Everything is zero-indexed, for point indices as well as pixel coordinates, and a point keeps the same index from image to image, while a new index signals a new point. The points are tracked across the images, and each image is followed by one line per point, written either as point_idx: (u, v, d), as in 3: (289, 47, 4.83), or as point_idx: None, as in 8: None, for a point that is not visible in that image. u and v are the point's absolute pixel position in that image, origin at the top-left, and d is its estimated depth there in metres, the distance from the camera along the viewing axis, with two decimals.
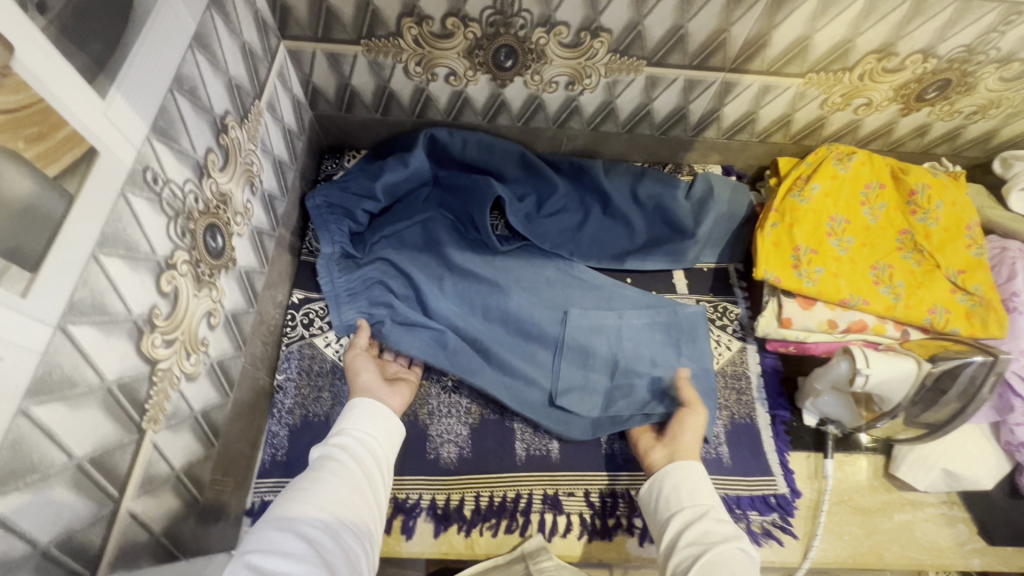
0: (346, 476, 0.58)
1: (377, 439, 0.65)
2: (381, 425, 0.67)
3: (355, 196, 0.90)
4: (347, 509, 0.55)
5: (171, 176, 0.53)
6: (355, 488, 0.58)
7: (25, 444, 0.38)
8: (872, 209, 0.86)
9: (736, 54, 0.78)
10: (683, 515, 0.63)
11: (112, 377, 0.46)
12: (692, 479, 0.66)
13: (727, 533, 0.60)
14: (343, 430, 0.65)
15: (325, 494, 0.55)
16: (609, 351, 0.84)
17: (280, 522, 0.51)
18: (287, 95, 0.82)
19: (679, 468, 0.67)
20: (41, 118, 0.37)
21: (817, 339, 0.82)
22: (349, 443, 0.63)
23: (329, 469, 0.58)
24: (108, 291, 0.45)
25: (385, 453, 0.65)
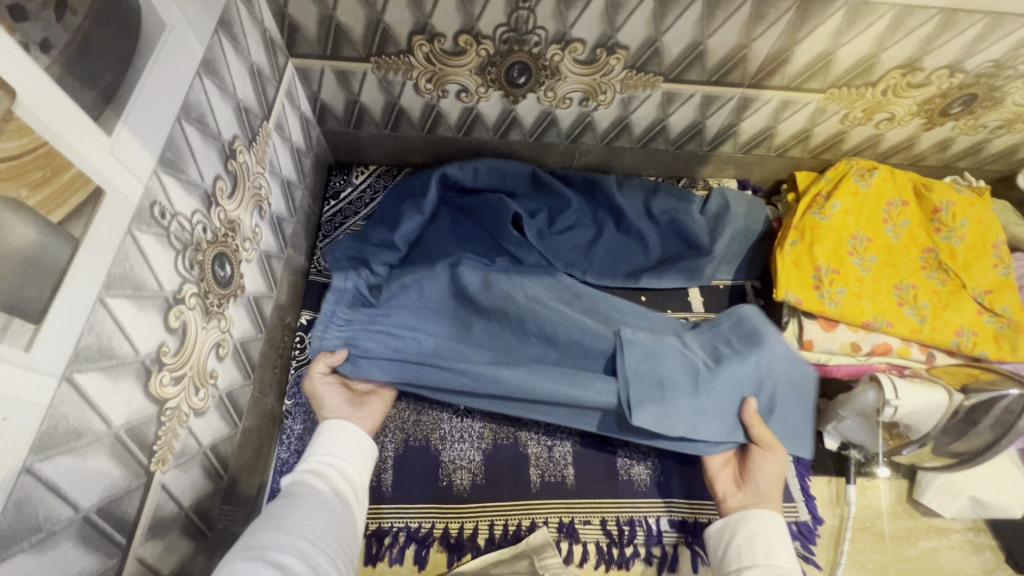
0: (319, 501, 0.57)
1: (349, 464, 0.65)
2: (355, 449, 0.66)
3: (373, 247, 0.86)
4: (321, 532, 0.53)
5: (179, 209, 0.51)
6: (329, 512, 0.56)
7: (30, 503, 0.36)
8: (894, 227, 0.84)
9: (756, 70, 0.76)
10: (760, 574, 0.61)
11: (120, 422, 0.44)
12: (772, 535, 0.63)
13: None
14: (314, 459, 0.64)
15: (299, 518, 0.53)
16: (681, 367, 0.73)
17: (250, 547, 0.48)
18: (295, 113, 0.80)
19: (755, 521, 0.64)
20: (45, 162, 0.35)
21: (840, 362, 0.79)
22: (324, 470, 0.62)
23: (300, 495, 0.57)
24: (115, 333, 0.43)
25: (357, 478, 0.64)
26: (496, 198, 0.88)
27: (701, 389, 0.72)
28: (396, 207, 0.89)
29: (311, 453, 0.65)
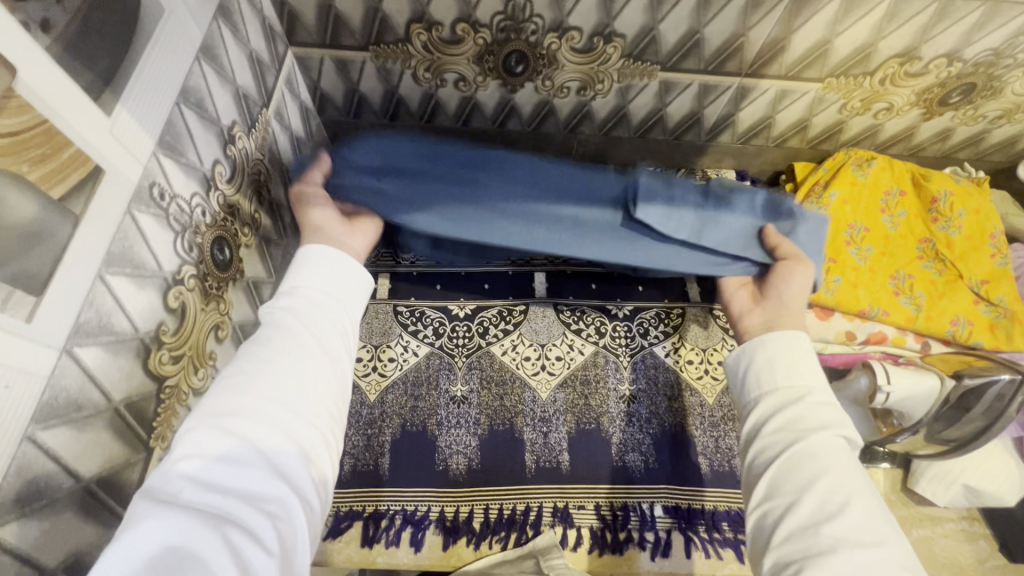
0: (302, 347, 0.48)
1: (334, 292, 0.54)
2: (351, 273, 0.57)
3: None
4: (302, 391, 0.45)
5: (178, 191, 0.52)
6: (310, 360, 0.48)
7: (31, 470, 0.37)
8: (892, 217, 0.84)
9: (753, 59, 0.76)
10: (785, 396, 0.54)
11: (119, 398, 0.45)
12: (802, 350, 0.56)
13: (824, 417, 0.51)
14: (307, 284, 0.54)
15: (272, 373, 0.45)
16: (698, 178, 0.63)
17: (215, 417, 0.42)
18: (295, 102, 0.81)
19: (776, 341, 0.57)
20: (44, 139, 0.36)
21: (835, 351, 0.79)
22: (301, 305, 0.52)
23: (273, 342, 0.48)
24: (115, 310, 0.44)
25: (345, 304, 0.55)
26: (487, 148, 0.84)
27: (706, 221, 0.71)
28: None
29: (299, 274, 0.55)
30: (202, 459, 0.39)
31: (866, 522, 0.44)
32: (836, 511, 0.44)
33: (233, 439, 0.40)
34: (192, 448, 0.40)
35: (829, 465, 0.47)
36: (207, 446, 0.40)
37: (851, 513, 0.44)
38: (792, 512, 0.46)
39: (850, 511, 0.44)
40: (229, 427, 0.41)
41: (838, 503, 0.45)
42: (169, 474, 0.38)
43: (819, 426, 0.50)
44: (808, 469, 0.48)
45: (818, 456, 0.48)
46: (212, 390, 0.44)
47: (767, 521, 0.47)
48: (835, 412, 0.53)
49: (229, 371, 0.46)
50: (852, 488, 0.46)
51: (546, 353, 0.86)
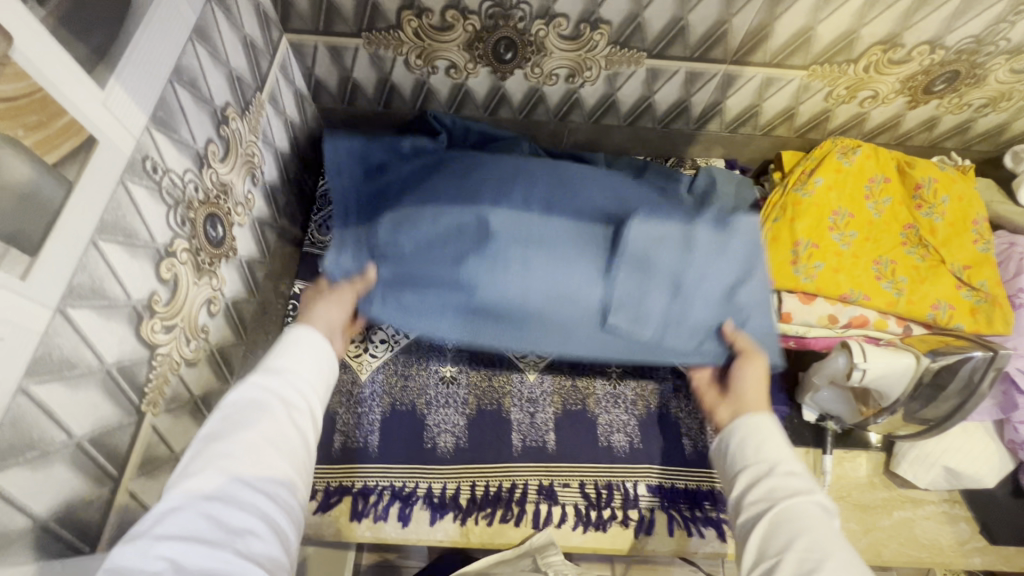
0: (274, 426, 0.48)
1: (306, 371, 0.54)
2: (316, 348, 0.57)
3: None
4: (272, 472, 0.46)
5: (170, 166, 0.54)
6: (281, 441, 0.48)
7: (25, 421, 0.39)
8: (876, 204, 0.85)
9: (738, 46, 0.78)
10: (758, 468, 0.54)
11: (112, 360, 0.48)
12: (768, 423, 0.57)
13: (800, 487, 0.51)
14: (273, 359, 0.54)
15: (242, 453, 0.45)
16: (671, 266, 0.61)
17: (183, 499, 0.42)
18: (291, 88, 0.83)
19: (748, 422, 0.57)
20: (39, 107, 0.38)
21: (817, 334, 0.81)
22: (275, 377, 0.52)
23: (242, 420, 0.47)
24: (108, 276, 0.46)
25: (316, 379, 0.55)
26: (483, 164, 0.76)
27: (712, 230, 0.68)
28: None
29: (271, 354, 0.55)
30: (169, 539, 0.39)
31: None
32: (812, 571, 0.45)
33: (202, 519, 0.41)
34: (158, 530, 0.40)
35: (806, 527, 0.47)
36: (175, 527, 0.40)
37: (829, 570, 0.44)
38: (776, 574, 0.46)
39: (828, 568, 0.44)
40: (198, 508, 0.41)
41: (815, 562, 0.45)
42: (135, 558, 0.39)
43: (793, 494, 0.51)
44: (789, 534, 0.48)
45: (796, 520, 0.48)
46: (178, 472, 0.44)
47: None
48: (808, 477, 0.53)
49: (194, 451, 0.46)
50: (830, 548, 0.46)
51: None
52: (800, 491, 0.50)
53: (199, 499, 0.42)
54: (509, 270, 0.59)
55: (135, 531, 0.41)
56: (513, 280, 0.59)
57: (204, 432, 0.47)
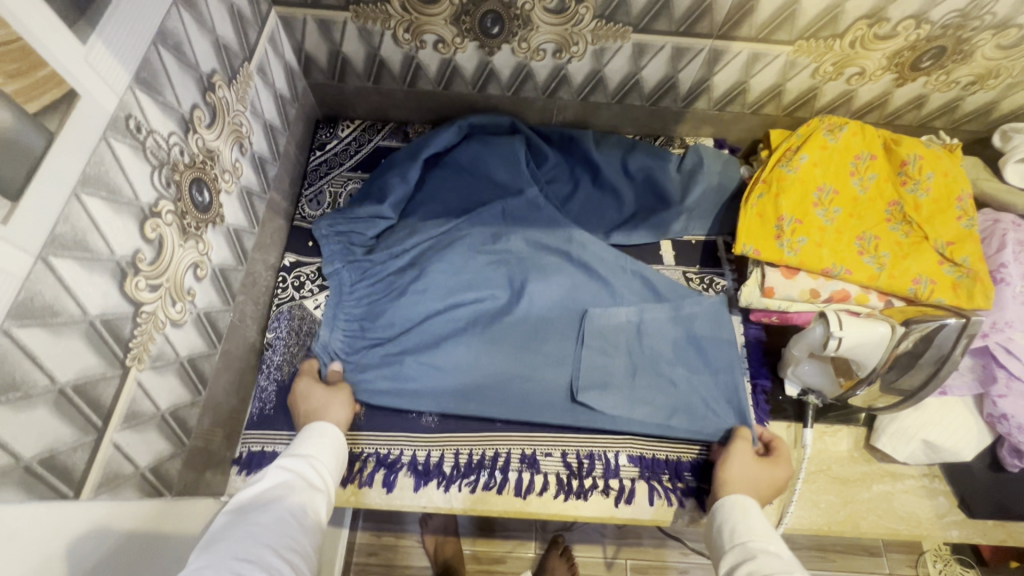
0: (295, 505, 0.57)
1: (326, 466, 0.65)
2: (334, 453, 0.68)
3: (362, 221, 0.91)
4: (291, 541, 0.53)
5: (155, 127, 0.55)
6: (301, 518, 0.56)
7: (7, 360, 0.40)
8: (862, 180, 0.86)
9: (723, 20, 0.78)
10: (741, 551, 0.61)
11: (95, 312, 0.49)
12: (753, 513, 0.65)
13: (780, 565, 0.57)
14: (302, 452, 0.65)
15: (269, 523, 0.53)
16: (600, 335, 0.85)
17: (214, 561, 0.48)
18: (296, 92, 0.91)
19: (725, 510, 0.67)
20: (21, 55, 0.39)
21: (799, 309, 0.82)
22: (303, 468, 0.63)
23: (267, 500, 0.56)
24: (90, 229, 0.47)
25: (329, 474, 0.66)
26: (479, 228, 0.91)
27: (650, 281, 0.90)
28: (381, 176, 0.93)
29: (292, 447, 0.67)
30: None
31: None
32: None
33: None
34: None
35: None
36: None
37: None
38: None
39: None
40: (227, 568, 0.47)
41: None
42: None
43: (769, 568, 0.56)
44: None
45: None
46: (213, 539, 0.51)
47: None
48: (792, 562, 0.58)
49: (225, 523, 0.53)
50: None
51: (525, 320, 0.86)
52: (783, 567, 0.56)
53: (229, 560, 0.48)
54: (488, 334, 0.85)
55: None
56: (482, 348, 0.84)
57: (232, 510, 0.55)
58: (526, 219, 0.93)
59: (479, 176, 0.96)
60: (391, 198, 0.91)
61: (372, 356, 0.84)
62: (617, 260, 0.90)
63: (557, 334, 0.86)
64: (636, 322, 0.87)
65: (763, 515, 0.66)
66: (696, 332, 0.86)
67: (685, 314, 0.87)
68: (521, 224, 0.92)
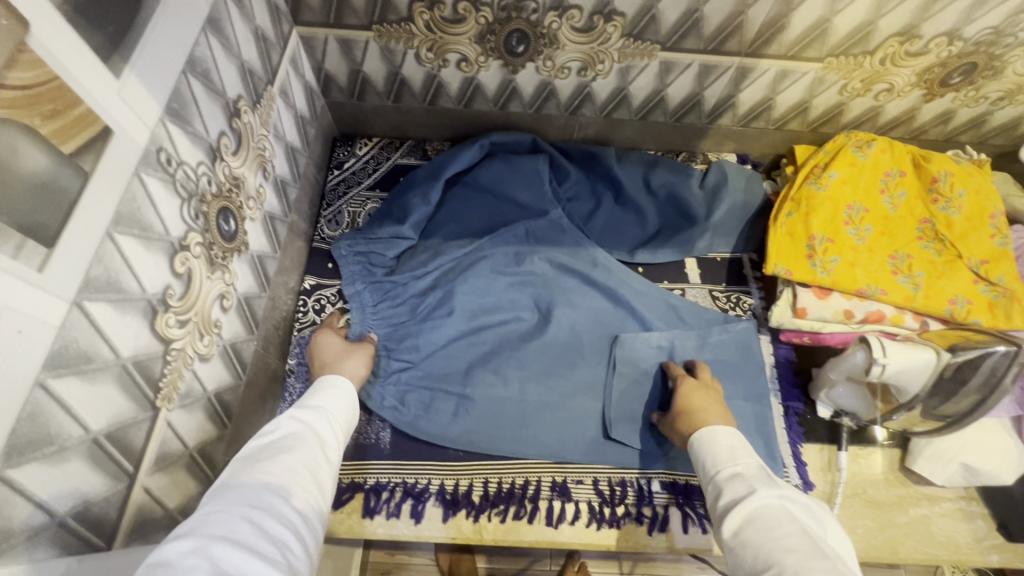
0: (307, 454, 0.55)
1: (339, 418, 0.63)
2: (347, 406, 0.66)
3: (382, 242, 0.89)
4: (304, 488, 0.52)
5: (184, 159, 0.54)
6: (315, 469, 0.54)
7: (43, 415, 0.38)
8: (891, 198, 0.84)
9: (753, 38, 0.77)
10: (713, 484, 0.62)
11: (127, 354, 0.47)
12: (719, 437, 0.66)
13: (754, 489, 0.58)
14: (316, 403, 0.63)
15: (283, 473, 0.51)
16: (630, 358, 0.84)
17: (227, 506, 0.46)
18: (314, 111, 0.89)
19: (694, 444, 0.67)
20: (57, 95, 0.37)
21: (833, 330, 0.81)
22: (316, 417, 0.60)
23: (279, 448, 0.54)
24: (123, 269, 0.46)
25: (341, 427, 0.63)
26: (502, 248, 0.89)
27: (676, 307, 0.89)
28: (402, 196, 0.92)
29: (305, 398, 0.65)
30: (214, 539, 0.43)
31: (807, 564, 0.48)
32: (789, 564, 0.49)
33: (244, 523, 0.45)
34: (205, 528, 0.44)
35: (774, 531, 0.52)
36: (221, 527, 0.44)
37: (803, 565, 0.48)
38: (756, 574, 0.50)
39: (794, 558, 0.49)
40: (239, 514, 0.45)
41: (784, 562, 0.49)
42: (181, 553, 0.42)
43: (745, 497, 0.57)
44: (757, 534, 0.53)
45: (761, 522, 0.54)
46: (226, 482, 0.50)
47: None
48: (757, 478, 0.59)
49: (239, 469, 0.52)
50: (792, 540, 0.51)
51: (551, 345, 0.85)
52: (751, 490, 0.57)
53: (242, 505, 0.47)
54: (514, 362, 0.84)
55: (178, 531, 0.44)
56: (512, 376, 0.83)
57: (245, 457, 0.53)
58: (550, 240, 0.91)
59: (503, 199, 0.94)
60: (411, 219, 0.89)
61: (397, 380, 0.82)
62: (639, 284, 0.89)
63: (584, 356, 0.85)
64: (665, 345, 0.85)
65: (729, 435, 0.66)
66: (726, 358, 0.85)
67: (716, 340, 0.86)
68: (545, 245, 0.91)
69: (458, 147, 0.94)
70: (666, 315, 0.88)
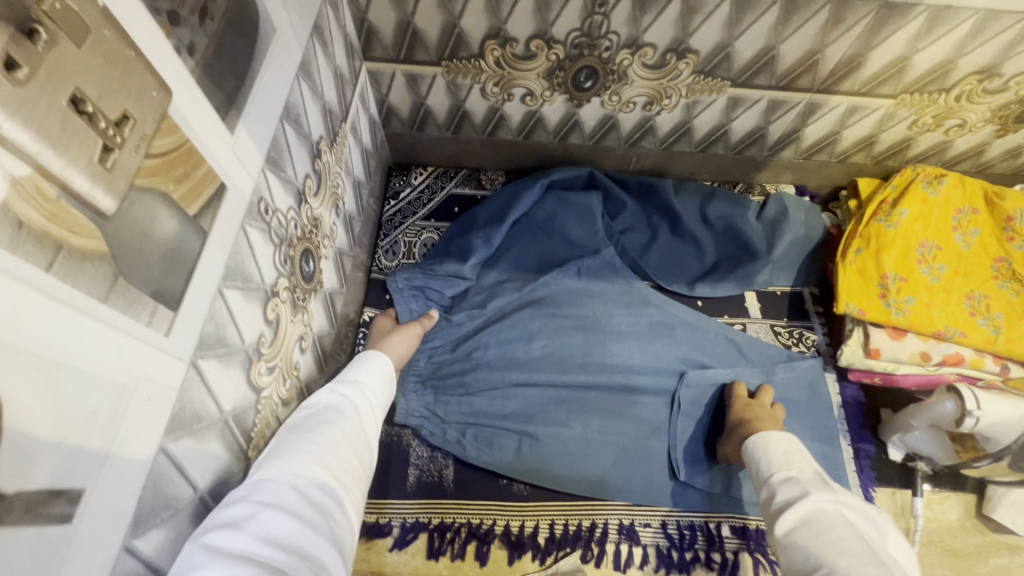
0: (350, 424, 0.54)
1: (378, 390, 0.62)
2: (387, 382, 0.64)
3: (441, 279, 0.87)
4: (348, 460, 0.51)
5: (278, 205, 0.53)
6: (357, 440, 0.53)
7: (162, 480, 0.38)
8: (964, 235, 0.82)
9: (827, 75, 0.76)
10: (767, 487, 0.61)
11: (228, 409, 0.46)
12: (773, 442, 0.65)
13: (808, 490, 0.57)
14: (357, 373, 0.62)
15: (329, 443, 0.50)
16: (694, 397, 0.82)
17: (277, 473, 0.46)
18: (376, 144, 0.89)
19: (749, 448, 0.67)
20: (187, 159, 0.37)
21: (907, 371, 0.79)
22: (358, 388, 0.59)
23: (325, 416, 0.53)
24: (229, 323, 0.45)
25: (380, 398, 0.62)
26: (558, 285, 0.88)
27: (739, 344, 0.87)
28: (462, 237, 0.91)
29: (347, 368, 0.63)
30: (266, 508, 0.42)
31: (862, 568, 0.46)
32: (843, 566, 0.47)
33: (294, 494, 0.44)
34: (255, 496, 0.43)
35: (829, 534, 0.51)
36: (270, 496, 0.43)
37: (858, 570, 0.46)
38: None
39: (846, 560, 0.47)
40: (288, 486, 0.45)
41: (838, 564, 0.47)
42: (232, 520, 0.41)
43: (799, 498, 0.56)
44: (810, 537, 0.52)
45: (815, 526, 0.52)
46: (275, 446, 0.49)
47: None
48: (813, 482, 0.58)
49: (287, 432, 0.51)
50: (847, 544, 0.50)
51: (613, 382, 0.83)
52: (805, 493, 0.56)
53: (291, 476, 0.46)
54: (573, 401, 0.82)
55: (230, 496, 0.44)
56: (574, 414, 0.81)
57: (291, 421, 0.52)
58: (602, 280, 0.89)
59: (554, 235, 0.93)
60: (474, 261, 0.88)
61: (457, 415, 0.81)
62: (699, 321, 0.88)
63: (647, 393, 0.83)
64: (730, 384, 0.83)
65: (785, 440, 0.65)
66: (793, 398, 0.83)
67: (782, 379, 0.84)
68: (603, 278, 0.89)
69: (515, 184, 0.95)
70: (729, 351, 0.86)
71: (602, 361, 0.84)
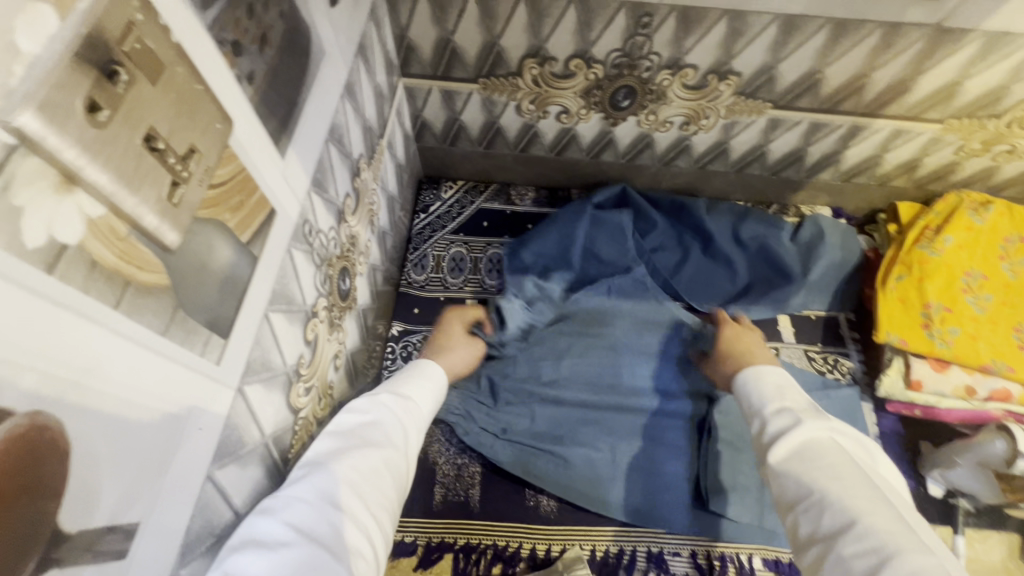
0: (391, 452, 0.51)
1: (422, 410, 0.59)
2: (432, 398, 0.62)
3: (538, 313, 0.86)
4: (382, 490, 0.48)
5: (321, 226, 0.53)
6: (395, 470, 0.50)
7: (208, 508, 0.38)
8: (1012, 265, 0.80)
9: (872, 99, 0.74)
10: (757, 417, 0.55)
11: (269, 431, 0.46)
12: (766, 375, 0.59)
13: (802, 418, 0.51)
14: (403, 390, 0.59)
15: (367, 470, 0.48)
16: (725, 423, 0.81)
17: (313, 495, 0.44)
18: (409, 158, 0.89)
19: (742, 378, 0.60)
20: (242, 187, 0.37)
21: (950, 405, 0.76)
22: (405, 408, 0.56)
23: (369, 438, 0.50)
24: (272, 347, 0.45)
25: (424, 419, 0.59)
26: (587, 304, 0.86)
27: None
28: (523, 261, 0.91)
29: (397, 381, 0.61)
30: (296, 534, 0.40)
31: (855, 498, 0.43)
32: (842, 505, 0.43)
33: (326, 524, 0.42)
34: (287, 516, 0.41)
35: (826, 469, 0.47)
36: (302, 519, 0.41)
37: (858, 510, 0.42)
38: (801, 510, 0.46)
39: (840, 486, 0.45)
40: (321, 513, 0.42)
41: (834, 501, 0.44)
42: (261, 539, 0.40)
43: (793, 428, 0.51)
44: (804, 469, 0.48)
45: (809, 459, 0.48)
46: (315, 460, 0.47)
47: (792, 537, 0.46)
48: (807, 411, 0.53)
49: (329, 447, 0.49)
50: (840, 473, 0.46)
51: (642, 404, 0.82)
52: (798, 421, 0.51)
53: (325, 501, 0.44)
54: (602, 423, 0.81)
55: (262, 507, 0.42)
56: (603, 437, 0.80)
57: (335, 434, 0.51)
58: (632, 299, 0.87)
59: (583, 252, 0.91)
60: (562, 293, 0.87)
61: (484, 433, 0.81)
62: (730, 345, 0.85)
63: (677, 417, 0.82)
64: None
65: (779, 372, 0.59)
66: None
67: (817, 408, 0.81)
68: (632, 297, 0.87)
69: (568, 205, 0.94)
70: None
71: (631, 384, 0.83)
